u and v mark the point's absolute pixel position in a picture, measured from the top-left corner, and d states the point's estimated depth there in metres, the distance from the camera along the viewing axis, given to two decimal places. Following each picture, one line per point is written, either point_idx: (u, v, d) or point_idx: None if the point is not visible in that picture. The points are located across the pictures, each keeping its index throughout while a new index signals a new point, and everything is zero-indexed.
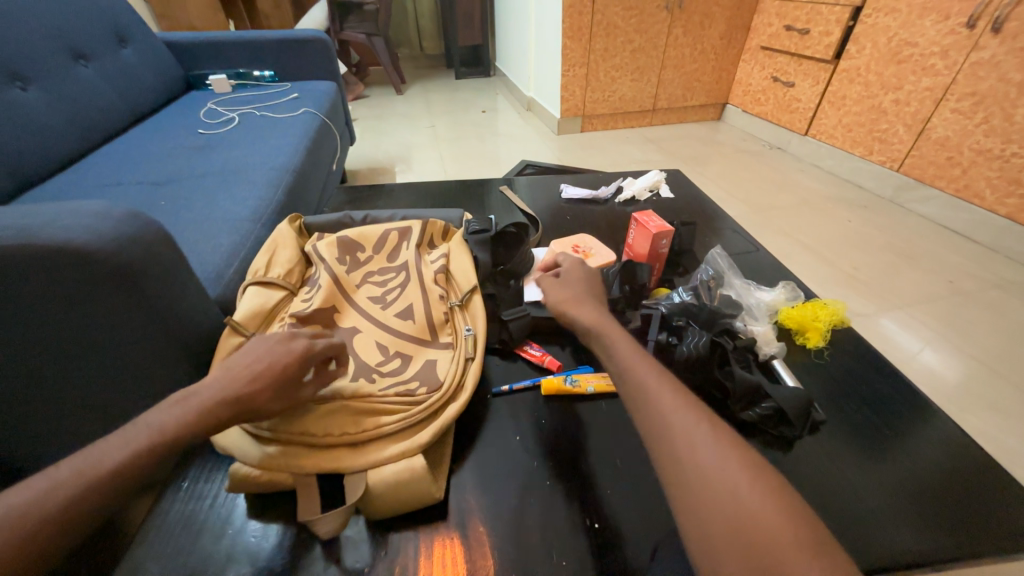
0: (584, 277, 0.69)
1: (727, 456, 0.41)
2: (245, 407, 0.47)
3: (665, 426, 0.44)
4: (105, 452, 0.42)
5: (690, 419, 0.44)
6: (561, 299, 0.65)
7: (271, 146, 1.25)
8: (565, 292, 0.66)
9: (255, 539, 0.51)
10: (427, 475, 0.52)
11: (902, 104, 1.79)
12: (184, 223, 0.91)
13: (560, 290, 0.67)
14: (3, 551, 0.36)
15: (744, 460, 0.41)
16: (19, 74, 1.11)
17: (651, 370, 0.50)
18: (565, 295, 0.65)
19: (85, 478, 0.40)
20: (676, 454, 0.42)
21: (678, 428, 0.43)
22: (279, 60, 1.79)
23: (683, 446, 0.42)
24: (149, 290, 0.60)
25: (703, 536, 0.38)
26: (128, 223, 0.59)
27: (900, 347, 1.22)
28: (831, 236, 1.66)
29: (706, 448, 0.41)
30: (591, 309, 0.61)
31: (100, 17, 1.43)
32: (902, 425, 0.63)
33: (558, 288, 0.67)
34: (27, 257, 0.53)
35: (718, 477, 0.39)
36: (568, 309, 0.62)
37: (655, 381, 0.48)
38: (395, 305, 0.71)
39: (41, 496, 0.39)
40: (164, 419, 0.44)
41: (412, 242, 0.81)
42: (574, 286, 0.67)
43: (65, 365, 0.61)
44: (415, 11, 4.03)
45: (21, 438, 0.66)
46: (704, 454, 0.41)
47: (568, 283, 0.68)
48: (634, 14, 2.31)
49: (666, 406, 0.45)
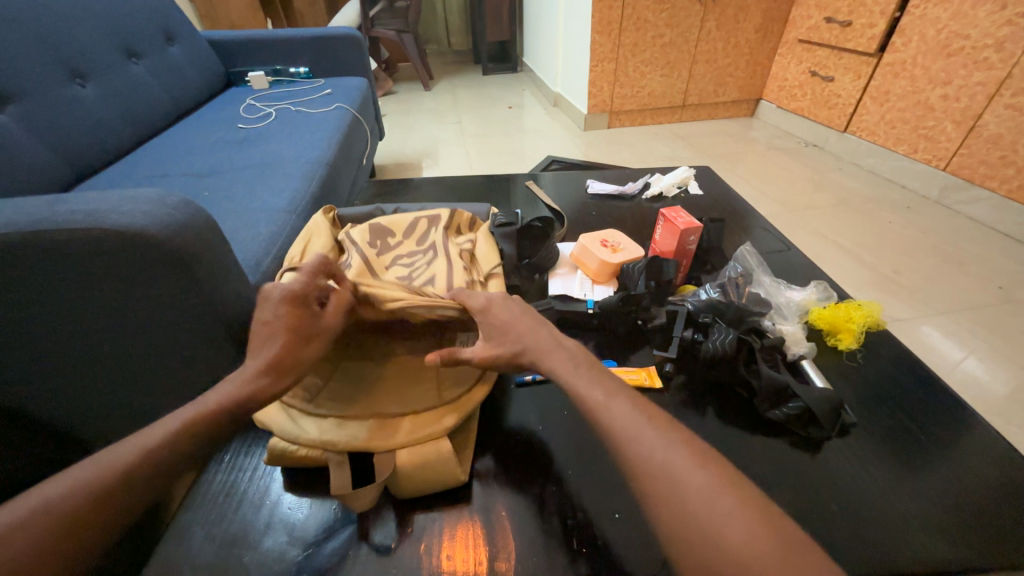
0: (510, 313, 0.57)
1: (689, 473, 0.39)
2: (281, 367, 0.50)
3: (622, 448, 0.42)
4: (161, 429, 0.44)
5: (649, 434, 0.42)
6: (505, 353, 0.54)
7: (306, 141, 1.29)
8: (506, 347, 0.54)
9: (290, 510, 0.54)
10: (453, 458, 0.53)
11: (951, 100, 1.70)
12: (226, 214, 0.95)
13: (499, 337, 0.55)
14: (73, 524, 0.38)
15: (711, 474, 0.39)
16: (79, 72, 1.19)
17: (600, 387, 0.47)
18: (510, 346, 0.54)
19: (145, 454, 0.42)
20: (638, 477, 0.40)
21: (635, 448, 0.41)
22: (314, 57, 1.85)
23: (644, 468, 0.40)
24: (199, 274, 0.63)
25: (684, 565, 0.37)
26: (183, 210, 0.62)
27: (941, 354, 1.17)
28: (869, 238, 1.60)
29: (667, 467, 0.40)
30: (545, 339, 0.53)
31: (151, 17, 1.51)
32: (941, 433, 0.61)
33: (497, 342, 0.55)
34: (94, 241, 0.57)
35: (687, 498, 0.38)
36: (522, 359, 0.53)
37: (607, 397, 0.46)
38: (420, 279, 0.72)
39: (104, 472, 0.41)
40: (214, 399, 0.47)
41: (440, 226, 0.82)
42: (510, 335, 0.55)
43: (122, 342, 0.65)
44: (444, 6, 4.06)
45: (81, 410, 0.72)
46: (665, 475, 0.39)
47: (503, 333, 0.55)
48: (665, 8, 2.26)
49: (618, 425, 0.43)
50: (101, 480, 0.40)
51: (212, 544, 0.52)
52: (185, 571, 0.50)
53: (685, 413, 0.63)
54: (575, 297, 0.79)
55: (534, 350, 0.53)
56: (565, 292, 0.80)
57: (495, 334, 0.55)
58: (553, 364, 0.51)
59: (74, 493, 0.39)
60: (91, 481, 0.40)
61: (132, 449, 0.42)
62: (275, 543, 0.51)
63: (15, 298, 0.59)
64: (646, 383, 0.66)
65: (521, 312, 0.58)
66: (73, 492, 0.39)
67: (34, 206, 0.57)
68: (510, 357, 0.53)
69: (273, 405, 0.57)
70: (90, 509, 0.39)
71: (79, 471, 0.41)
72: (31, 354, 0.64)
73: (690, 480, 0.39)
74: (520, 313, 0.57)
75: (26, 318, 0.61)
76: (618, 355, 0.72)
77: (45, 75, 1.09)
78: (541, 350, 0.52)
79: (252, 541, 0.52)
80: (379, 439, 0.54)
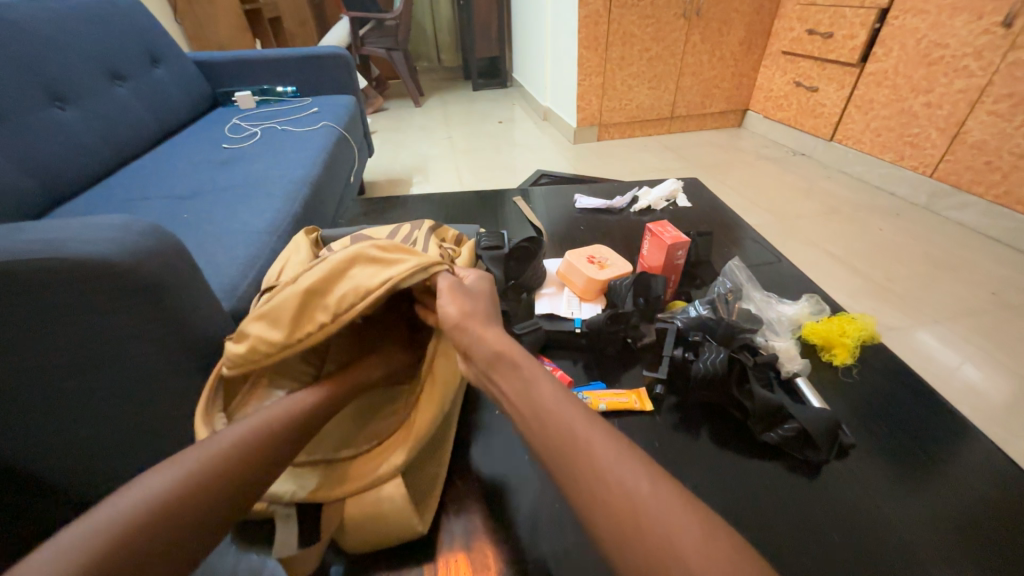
0: (485, 287, 0.63)
1: (678, 516, 0.36)
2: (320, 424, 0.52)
3: (602, 483, 0.39)
4: (175, 482, 0.41)
5: (631, 469, 0.39)
6: (458, 311, 0.56)
7: (291, 160, 1.28)
8: (471, 302, 0.57)
9: (258, 556, 0.50)
10: (408, 508, 0.48)
11: (934, 108, 1.71)
12: (203, 237, 0.93)
13: (459, 298, 0.57)
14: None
15: (696, 515, 0.36)
16: (60, 95, 1.17)
17: (577, 413, 0.44)
18: (470, 307, 0.56)
19: (157, 519, 0.38)
20: (616, 511, 0.37)
21: (617, 481, 0.38)
22: (301, 77, 1.85)
23: (622, 505, 0.37)
24: (167, 300, 0.62)
25: None
26: (148, 236, 0.60)
27: (940, 362, 1.15)
28: (860, 246, 1.59)
29: (655, 502, 0.37)
30: (496, 328, 0.55)
31: (135, 39, 1.50)
32: (939, 450, 0.59)
33: (459, 294, 0.58)
34: (53, 272, 0.54)
35: (674, 539, 0.35)
36: (469, 326, 0.54)
37: (586, 422, 0.43)
38: None
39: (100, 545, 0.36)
40: (235, 438, 0.45)
41: (424, 228, 0.79)
42: (474, 298, 0.59)
43: (86, 378, 0.62)
44: (434, 24, 4.12)
45: (44, 451, 0.68)
46: (649, 515, 0.36)
47: (466, 292, 0.59)
48: (650, 22, 2.29)
49: (597, 455, 0.40)
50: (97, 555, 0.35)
51: None
52: None
53: (676, 436, 0.60)
54: (562, 316, 0.77)
55: (490, 332, 0.54)
56: (552, 311, 0.78)
57: (464, 289, 0.59)
58: (516, 353, 0.51)
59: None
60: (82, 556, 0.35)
61: (138, 515, 0.38)
62: None
63: None
64: (636, 406, 0.63)
65: (487, 291, 0.63)
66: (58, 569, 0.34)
67: None
68: (460, 315, 0.55)
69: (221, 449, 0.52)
70: None
71: (68, 542, 0.36)
72: None
73: (679, 523, 0.35)
74: (488, 299, 0.61)
75: None
76: (607, 376, 0.69)
77: (21, 98, 1.07)
78: (494, 340, 0.53)
79: None
80: (327, 488, 0.50)
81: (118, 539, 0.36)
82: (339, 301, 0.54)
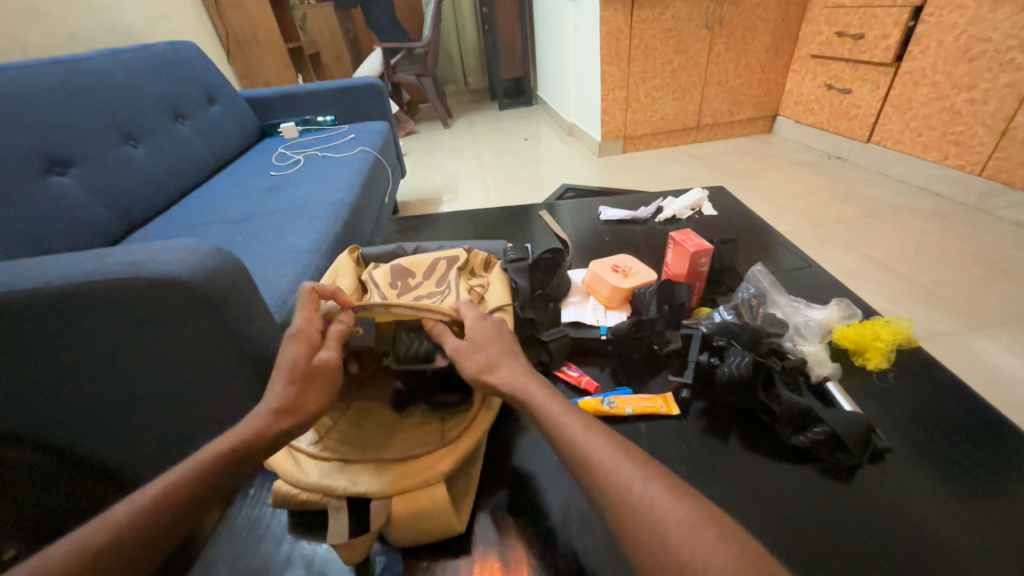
0: (500, 329, 0.61)
1: (669, 509, 0.39)
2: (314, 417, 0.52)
3: (602, 479, 0.42)
4: (145, 502, 0.43)
5: (626, 469, 0.42)
6: (477, 366, 0.54)
7: (331, 184, 1.37)
8: (481, 357, 0.56)
9: (311, 544, 0.55)
10: (447, 504, 0.51)
11: (980, 104, 1.64)
12: (257, 256, 1.02)
13: (477, 351, 0.56)
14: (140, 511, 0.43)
15: (694, 508, 0.39)
16: (132, 135, 1.32)
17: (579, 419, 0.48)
18: (489, 359, 0.55)
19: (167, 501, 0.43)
20: (616, 506, 0.41)
21: (613, 479, 0.42)
22: (339, 107, 1.98)
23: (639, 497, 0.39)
24: (228, 314, 0.68)
25: None
26: (214, 256, 0.67)
27: (997, 370, 1.08)
28: (904, 250, 1.53)
29: (646, 500, 0.40)
30: (511, 366, 0.55)
31: (195, 81, 1.67)
32: (984, 456, 0.57)
33: (472, 351, 0.56)
34: (136, 289, 0.62)
35: (664, 529, 0.38)
36: (488, 376, 0.53)
37: (583, 431, 0.46)
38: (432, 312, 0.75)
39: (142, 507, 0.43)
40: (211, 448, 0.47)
41: (456, 267, 0.84)
42: (484, 346, 0.57)
43: (165, 380, 0.71)
44: (461, 50, 4.31)
45: (128, 447, 0.77)
46: (653, 500, 0.39)
47: (480, 345, 0.57)
48: (672, 35, 2.32)
49: (589, 457, 0.44)
50: (117, 533, 0.41)
51: None
52: None
53: (702, 440, 0.61)
54: (587, 323, 0.80)
55: (500, 373, 0.54)
56: (579, 319, 0.80)
57: (471, 346, 0.57)
58: (522, 382, 0.53)
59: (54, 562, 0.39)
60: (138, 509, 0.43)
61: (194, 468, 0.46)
62: None
63: (72, 343, 0.65)
64: (662, 410, 0.64)
65: (494, 333, 0.59)
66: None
67: (84, 259, 0.63)
68: (479, 367, 0.54)
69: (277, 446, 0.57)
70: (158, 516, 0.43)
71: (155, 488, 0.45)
72: (85, 394, 0.70)
73: (681, 509, 0.38)
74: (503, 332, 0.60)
75: (78, 360, 0.66)
76: (633, 381, 0.71)
77: (101, 139, 1.21)
78: (505, 375, 0.54)
79: None
80: (374, 483, 0.52)
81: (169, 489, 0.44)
82: (301, 337, 0.55)
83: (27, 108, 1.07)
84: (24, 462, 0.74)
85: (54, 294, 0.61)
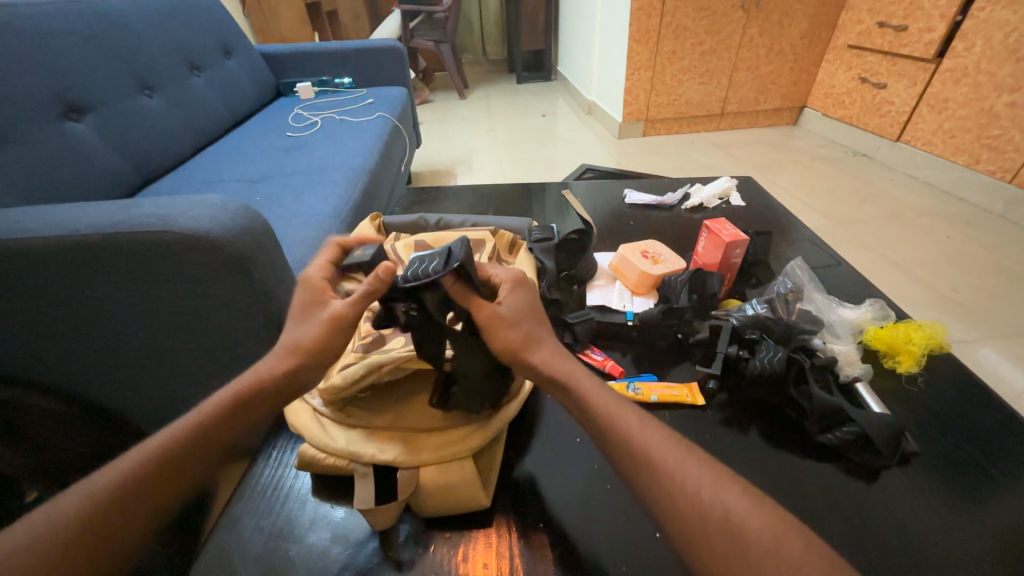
0: (523, 298, 0.53)
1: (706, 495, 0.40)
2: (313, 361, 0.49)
3: (656, 477, 0.41)
4: (152, 450, 0.44)
5: (675, 476, 0.41)
6: (520, 339, 0.50)
7: (349, 149, 1.34)
8: (516, 334, 0.50)
9: (333, 508, 0.55)
10: (473, 480, 0.51)
11: (1021, 108, 1.59)
12: (276, 217, 1.00)
13: (518, 325, 0.51)
14: (164, 450, 0.44)
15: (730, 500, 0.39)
16: (147, 84, 1.28)
17: (616, 403, 0.47)
18: (529, 335, 0.51)
19: (187, 443, 0.44)
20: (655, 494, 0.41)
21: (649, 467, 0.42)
22: (357, 69, 1.92)
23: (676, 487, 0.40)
24: (254, 277, 0.67)
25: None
26: (241, 214, 0.65)
27: (1010, 382, 1.08)
28: (926, 255, 1.50)
29: (683, 487, 0.40)
30: (547, 347, 0.51)
31: (212, 32, 1.61)
32: (1013, 468, 0.56)
33: (507, 326, 0.50)
34: (162, 244, 0.61)
35: (737, 524, 0.38)
36: (528, 355, 0.49)
37: (622, 434, 0.44)
38: None
39: (166, 445, 0.44)
40: (213, 401, 0.47)
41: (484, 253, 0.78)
42: (519, 322, 0.51)
43: (187, 337, 0.70)
44: (481, 18, 4.16)
45: (146, 401, 0.77)
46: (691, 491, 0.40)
47: (515, 319, 0.50)
48: (706, 14, 2.23)
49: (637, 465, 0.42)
50: (144, 470, 0.43)
51: (262, 536, 0.53)
52: (237, 562, 0.51)
53: (728, 432, 0.61)
54: (613, 308, 0.79)
55: (540, 352, 0.50)
56: (604, 303, 0.79)
57: (506, 320, 0.50)
58: (565, 367, 0.49)
59: (93, 497, 0.41)
60: (158, 450, 0.44)
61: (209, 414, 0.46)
62: (320, 540, 0.52)
63: (97, 293, 0.64)
64: (688, 400, 0.64)
65: (527, 305, 0.53)
66: (53, 535, 0.39)
67: (111, 210, 0.62)
68: (520, 344, 0.50)
69: (304, 412, 0.57)
70: (182, 457, 0.44)
71: (168, 432, 0.45)
72: (106, 345, 0.69)
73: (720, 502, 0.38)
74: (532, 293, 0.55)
75: (102, 312, 0.66)
76: (658, 368, 0.70)
77: (116, 86, 1.17)
78: (546, 356, 0.50)
79: (298, 537, 0.53)
80: (401, 455, 0.52)
81: (185, 433, 0.45)
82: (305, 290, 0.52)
83: (43, 46, 1.03)
84: (39, 408, 0.74)
85: (81, 243, 0.59)
